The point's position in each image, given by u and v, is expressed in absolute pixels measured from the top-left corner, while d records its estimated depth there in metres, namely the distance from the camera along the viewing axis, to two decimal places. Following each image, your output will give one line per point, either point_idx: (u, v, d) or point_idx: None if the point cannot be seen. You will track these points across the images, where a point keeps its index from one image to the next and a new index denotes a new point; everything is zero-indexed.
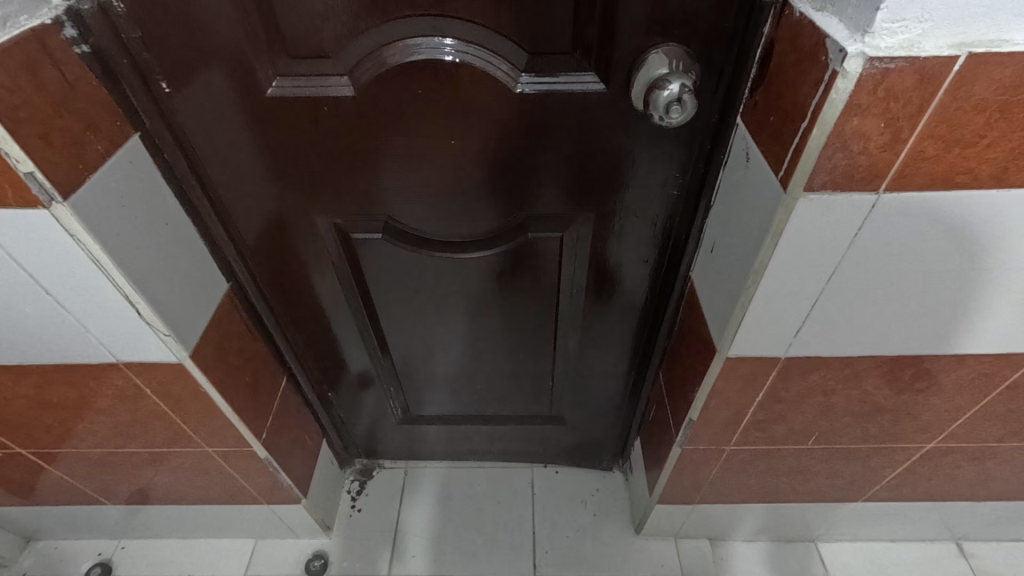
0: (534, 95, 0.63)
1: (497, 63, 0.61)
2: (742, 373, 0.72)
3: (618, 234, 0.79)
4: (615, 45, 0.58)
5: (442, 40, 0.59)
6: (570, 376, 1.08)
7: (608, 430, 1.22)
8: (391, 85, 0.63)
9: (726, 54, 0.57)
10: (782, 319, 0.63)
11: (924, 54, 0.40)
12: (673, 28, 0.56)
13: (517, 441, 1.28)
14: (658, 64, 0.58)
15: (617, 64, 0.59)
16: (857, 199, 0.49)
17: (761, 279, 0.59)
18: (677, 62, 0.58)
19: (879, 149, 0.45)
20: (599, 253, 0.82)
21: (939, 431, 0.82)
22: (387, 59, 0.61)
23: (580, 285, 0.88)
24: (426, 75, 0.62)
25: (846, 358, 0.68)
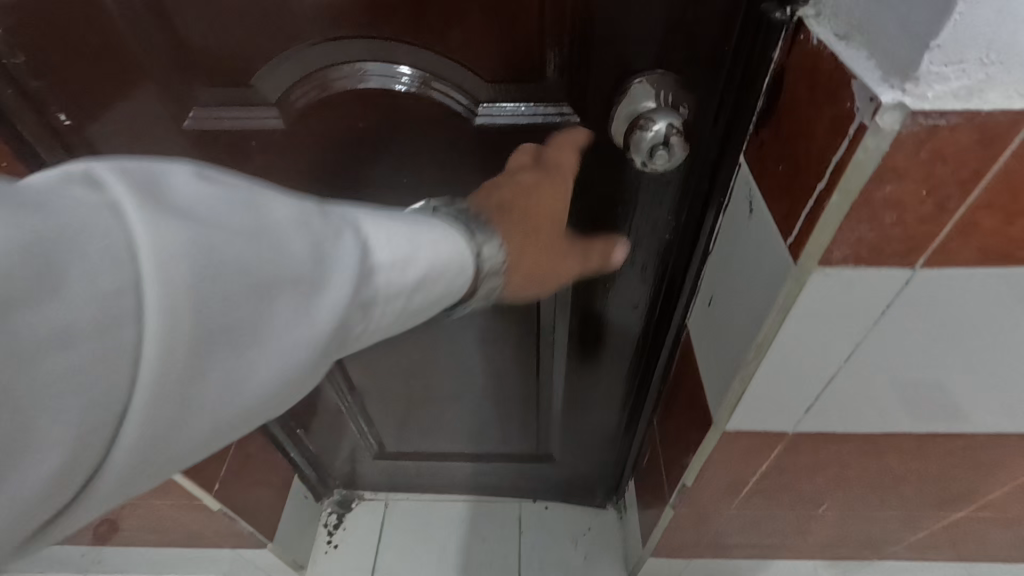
0: (497, 128, 0.53)
1: (451, 92, 0.51)
2: (743, 445, 0.62)
3: (604, 276, 0.69)
4: (592, 73, 0.48)
5: (382, 66, 0.49)
6: (557, 416, 0.99)
7: (601, 469, 1.13)
8: (327, 115, 0.53)
9: (725, 83, 0.47)
10: (790, 395, 0.53)
11: (986, 108, 0.29)
12: (660, 51, 0.46)
13: (504, 477, 1.20)
14: (646, 97, 0.48)
15: (593, 92, 0.49)
16: (886, 275, 0.39)
17: (763, 356, 0.49)
18: (666, 93, 0.48)
19: (918, 220, 0.35)
20: (584, 294, 0.72)
21: (971, 502, 0.72)
22: (319, 87, 0.51)
23: (563, 327, 0.78)
24: (368, 104, 0.52)
25: (866, 434, 0.58)
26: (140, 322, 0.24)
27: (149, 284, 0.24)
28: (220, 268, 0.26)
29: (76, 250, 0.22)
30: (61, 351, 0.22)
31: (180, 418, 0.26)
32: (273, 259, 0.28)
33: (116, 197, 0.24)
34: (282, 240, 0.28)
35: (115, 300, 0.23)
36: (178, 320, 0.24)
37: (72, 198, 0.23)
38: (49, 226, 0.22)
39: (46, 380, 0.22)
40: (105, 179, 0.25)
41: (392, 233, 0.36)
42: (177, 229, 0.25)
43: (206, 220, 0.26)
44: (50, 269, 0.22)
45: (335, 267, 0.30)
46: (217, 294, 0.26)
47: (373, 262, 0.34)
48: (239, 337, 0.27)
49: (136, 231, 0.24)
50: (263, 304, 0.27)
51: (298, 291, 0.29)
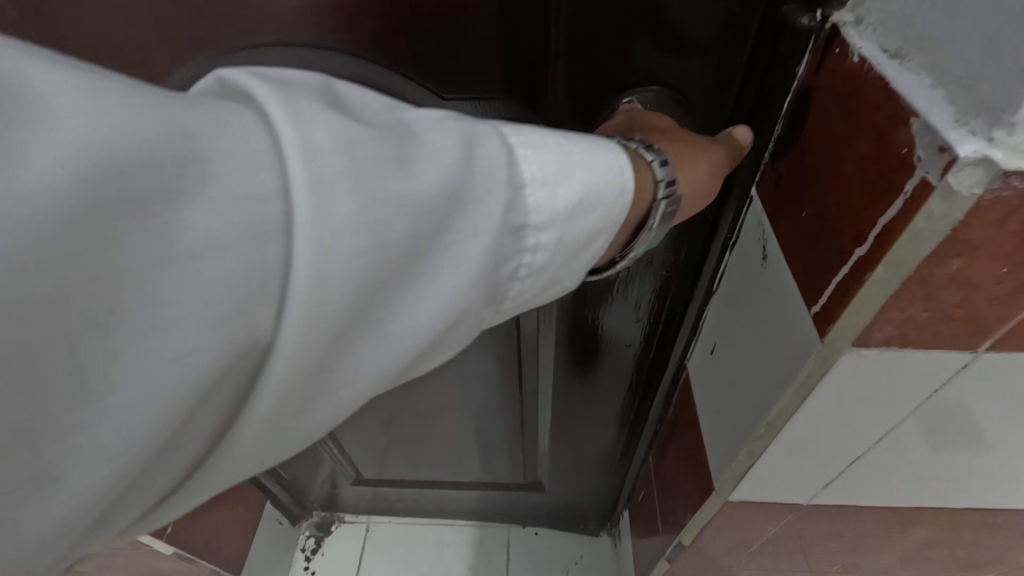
0: None
1: None
2: (749, 513, 0.54)
3: (593, 310, 0.61)
4: (572, 88, 0.39)
5: None
6: (545, 447, 0.91)
7: (593, 498, 1.06)
8: None
9: (734, 102, 0.38)
10: (807, 471, 0.45)
11: None
12: (655, 62, 0.37)
13: (491, 502, 1.13)
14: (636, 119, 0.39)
15: (573, 110, 0.40)
16: (938, 359, 0.31)
17: (777, 433, 0.40)
18: (663, 114, 0.39)
19: (989, 301, 0.27)
20: (570, 329, 0.64)
21: (1002, 563, 0.64)
22: None
23: (548, 361, 0.70)
24: None
25: (891, 506, 0.50)
26: (285, 248, 0.18)
27: (298, 203, 0.18)
28: (367, 193, 0.19)
29: (217, 151, 0.17)
30: (210, 258, 0.17)
31: (333, 360, 0.20)
32: (420, 182, 0.20)
33: (269, 108, 0.19)
34: (434, 152, 0.22)
35: (259, 222, 0.18)
36: (330, 240, 0.18)
37: (226, 112, 0.19)
38: (197, 128, 0.17)
39: (181, 308, 0.17)
40: (251, 88, 0.20)
41: (560, 154, 0.25)
42: (324, 139, 0.19)
43: (358, 139, 0.20)
44: (186, 185, 0.17)
45: (488, 187, 0.22)
46: (381, 211, 0.19)
47: (533, 194, 0.24)
48: (387, 279, 0.20)
49: (282, 129, 0.19)
50: (412, 242, 0.21)
51: (469, 202, 0.22)
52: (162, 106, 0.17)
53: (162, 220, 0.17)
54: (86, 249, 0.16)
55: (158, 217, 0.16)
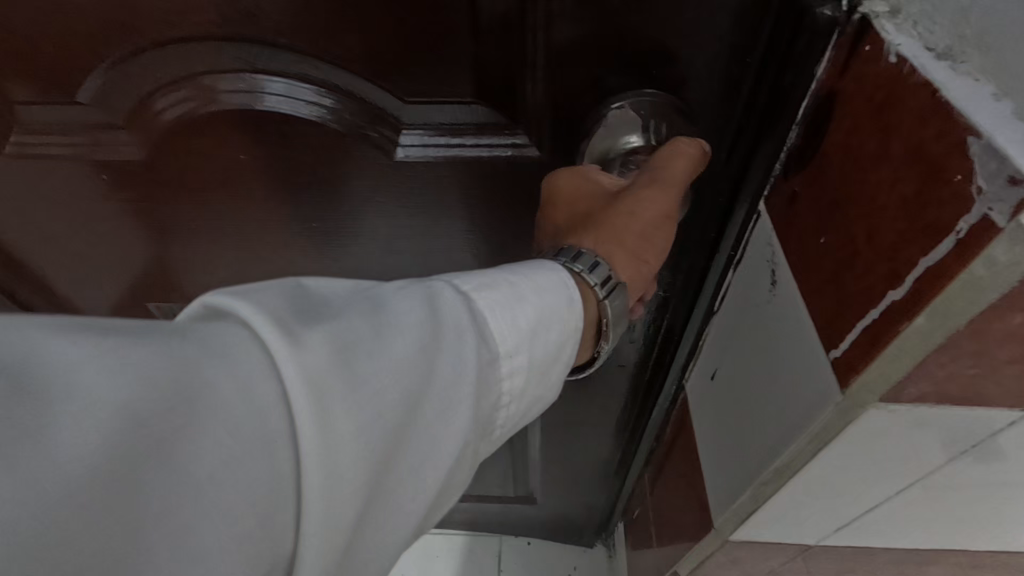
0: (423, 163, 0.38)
1: (354, 118, 0.36)
2: (751, 552, 0.49)
3: None
4: (553, 92, 0.34)
5: (255, 83, 0.35)
6: (537, 463, 0.87)
7: (589, 514, 1.01)
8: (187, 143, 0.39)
9: (744, 111, 0.33)
10: (817, 515, 0.41)
11: None
12: (651, 63, 0.32)
13: (482, 515, 1.09)
14: (627, 126, 0.35)
15: (556, 120, 0.35)
16: (980, 416, 0.26)
17: (785, 483, 0.36)
18: (656, 123, 0.34)
19: None
20: None
21: None
22: (170, 107, 0.37)
23: None
24: (242, 132, 0.38)
25: (907, 548, 0.46)
26: (298, 450, 0.18)
27: (298, 402, 0.18)
28: (353, 380, 0.19)
29: (219, 379, 0.17)
30: (231, 484, 0.17)
31: (366, 536, 0.21)
32: (401, 357, 0.21)
33: (247, 317, 0.19)
34: (413, 323, 0.22)
35: (270, 433, 0.17)
36: (345, 437, 0.19)
37: (213, 331, 0.18)
38: (189, 361, 0.17)
39: (215, 520, 0.16)
40: (230, 300, 0.19)
41: (512, 288, 0.26)
42: (318, 342, 0.19)
43: (337, 327, 0.20)
44: (197, 412, 0.17)
45: (468, 342, 0.23)
46: (382, 401, 0.20)
47: (498, 330, 0.25)
48: (394, 446, 0.20)
49: (276, 343, 0.18)
50: (407, 413, 0.21)
51: (455, 364, 0.22)
52: (158, 347, 0.17)
53: (181, 449, 0.16)
54: (131, 475, 0.15)
55: (169, 465, 0.16)
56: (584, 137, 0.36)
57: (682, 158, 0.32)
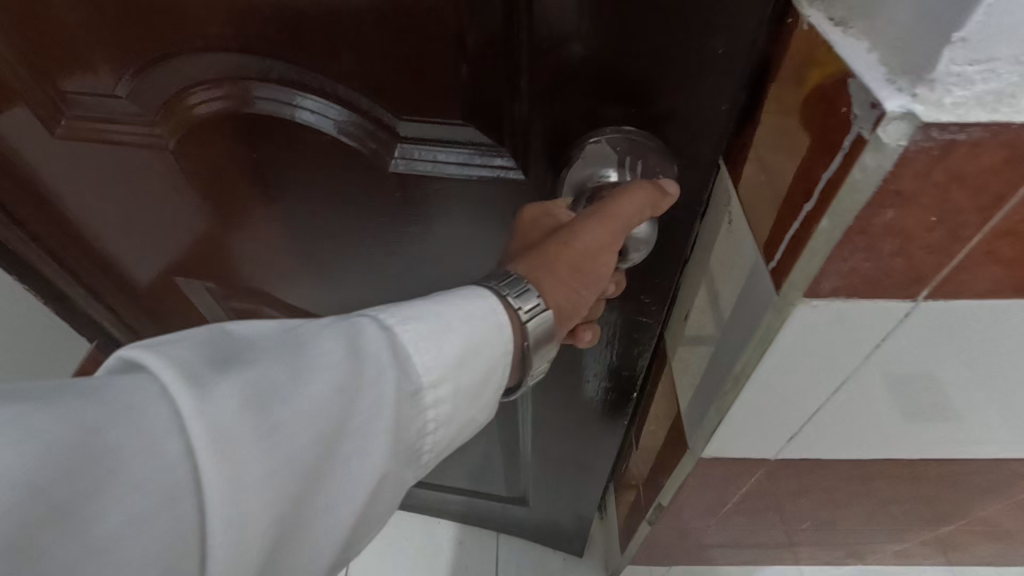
0: (425, 161, 0.45)
1: (366, 121, 0.43)
2: (722, 471, 0.57)
3: None
4: (539, 109, 0.40)
5: (287, 90, 0.42)
6: (528, 464, 0.90)
7: (575, 522, 1.03)
8: (226, 138, 0.46)
9: (702, 130, 0.39)
10: (773, 425, 0.48)
11: (1019, 121, 0.23)
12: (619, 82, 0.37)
13: (476, 510, 1.12)
14: (606, 164, 0.40)
15: (537, 133, 0.41)
16: (883, 307, 0.33)
17: (742, 388, 0.43)
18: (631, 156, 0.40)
19: (923, 250, 0.29)
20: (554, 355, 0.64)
21: (962, 517, 0.68)
22: (211, 103, 0.44)
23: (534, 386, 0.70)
24: (273, 130, 0.44)
25: (853, 460, 0.53)
26: (193, 509, 0.23)
27: (193, 456, 0.23)
28: (262, 424, 0.25)
29: (126, 443, 0.22)
30: (138, 522, 0.22)
31: (278, 547, 0.26)
32: (316, 399, 0.26)
33: (157, 371, 0.24)
34: (320, 363, 0.27)
35: (172, 480, 0.22)
36: (241, 478, 0.24)
37: (128, 386, 0.23)
38: (97, 424, 0.22)
39: (123, 554, 0.21)
40: (140, 353, 0.24)
41: (440, 318, 0.32)
42: (226, 395, 0.24)
43: (243, 379, 0.25)
44: (108, 470, 0.22)
45: (376, 375, 0.28)
46: (280, 438, 0.25)
47: (421, 363, 0.30)
48: (300, 481, 0.26)
49: (180, 398, 0.23)
50: (315, 447, 0.26)
51: (353, 401, 0.27)
52: (85, 406, 0.22)
53: (92, 505, 0.21)
54: (55, 520, 0.20)
55: (72, 516, 0.21)
56: (566, 166, 0.42)
57: (633, 197, 0.37)
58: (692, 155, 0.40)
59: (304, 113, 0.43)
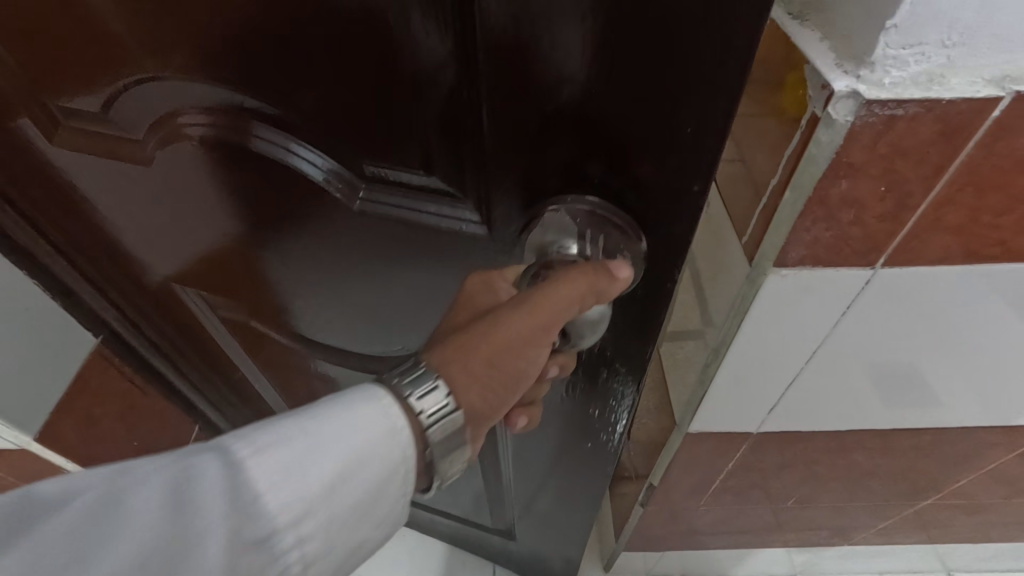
0: (384, 215, 0.41)
1: (335, 171, 0.39)
2: (708, 446, 0.59)
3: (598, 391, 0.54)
4: (518, 167, 0.35)
5: (274, 132, 0.38)
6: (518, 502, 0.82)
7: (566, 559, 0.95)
8: (204, 161, 0.44)
9: (693, 210, 0.35)
10: (753, 398, 0.51)
11: (948, 97, 0.26)
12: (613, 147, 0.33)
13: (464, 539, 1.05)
14: (567, 236, 0.37)
15: (511, 196, 0.37)
16: (845, 276, 0.37)
17: (722, 359, 0.46)
18: (589, 227, 0.36)
19: (876, 218, 0.32)
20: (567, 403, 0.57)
21: (937, 490, 0.71)
22: (188, 128, 0.41)
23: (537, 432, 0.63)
24: (248, 164, 0.42)
25: (830, 432, 0.56)
26: None
27: None
28: None
29: None
30: None
31: None
32: (133, 560, 0.25)
33: None
34: (137, 522, 0.26)
35: None
36: None
37: None
38: None
39: None
40: None
41: (297, 444, 0.30)
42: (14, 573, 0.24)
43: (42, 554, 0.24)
44: None
45: (205, 523, 0.27)
46: None
47: (271, 497, 0.29)
48: None
49: None
50: None
51: (178, 553, 0.26)
52: None
53: None
54: None
55: None
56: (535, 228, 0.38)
57: (567, 286, 0.35)
58: (670, 237, 0.36)
59: (286, 154, 0.39)
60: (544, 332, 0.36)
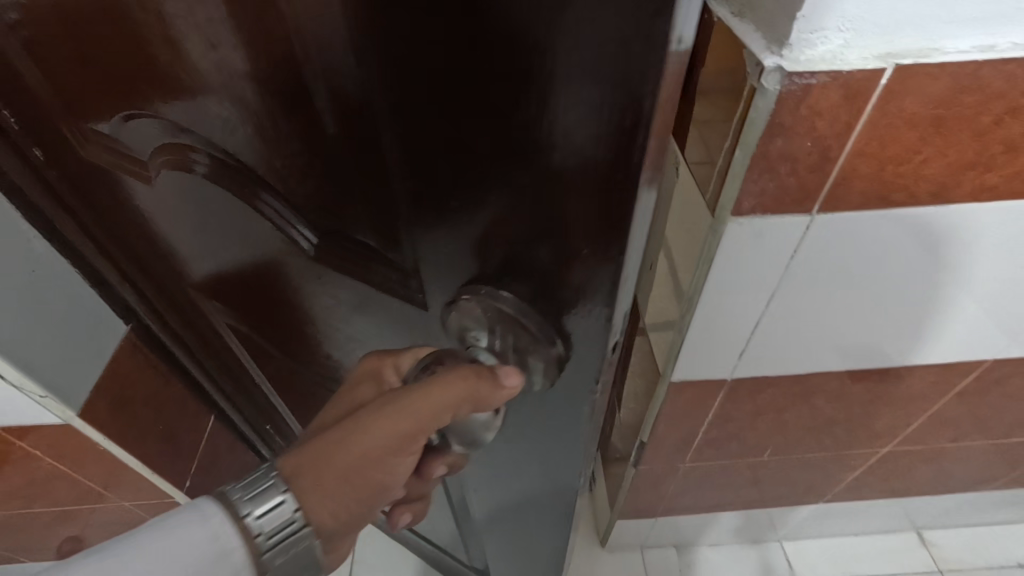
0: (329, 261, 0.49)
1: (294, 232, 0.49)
2: (688, 397, 0.67)
3: (541, 447, 0.55)
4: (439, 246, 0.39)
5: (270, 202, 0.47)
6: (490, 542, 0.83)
7: None
8: (201, 196, 0.51)
9: (575, 315, 0.39)
10: (724, 344, 0.59)
11: (848, 68, 0.35)
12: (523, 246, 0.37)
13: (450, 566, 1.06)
14: (478, 326, 0.42)
15: (432, 271, 0.42)
16: (789, 222, 0.45)
17: (695, 306, 0.54)
18: (493, 323, 0.41)
19: (807, 169, 0.41)
20: (517, 453, 0.59)
21: (893, 436, 0.80)
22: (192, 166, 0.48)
23: (495, 473, 0.65)
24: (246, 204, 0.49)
25: (793, 376, 0.65)
26: None
27: None
28: None
29: None
30: None
31: None
32: None
33: None
34: None
35: None
36: None
37: None
38: None
39: None
40: None
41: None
42: None
43: None
44: None
45: None
46: None
47: None
48: None
49: None
50: None
51: None
52: None
53: None
54: None
55: None
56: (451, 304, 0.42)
57: (443, 390, 0.41)
58: (565, 332, 0.41)
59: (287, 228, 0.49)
60: (417, 432, 0.43)
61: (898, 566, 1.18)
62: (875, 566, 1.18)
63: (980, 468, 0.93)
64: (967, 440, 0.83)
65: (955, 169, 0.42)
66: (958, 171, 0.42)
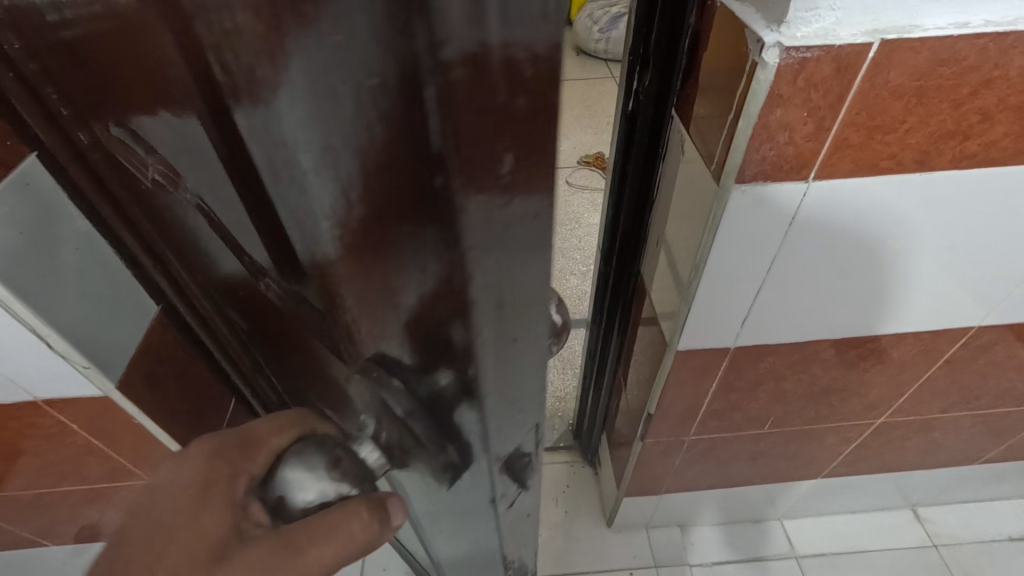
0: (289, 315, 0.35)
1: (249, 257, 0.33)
2: (694, 366, 0.71)
3: (453, 516, 0.52)
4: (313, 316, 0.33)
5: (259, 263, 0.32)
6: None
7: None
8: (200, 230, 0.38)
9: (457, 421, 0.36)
10: (728, 312, 0.63)
11: (839, 43, 0.39)
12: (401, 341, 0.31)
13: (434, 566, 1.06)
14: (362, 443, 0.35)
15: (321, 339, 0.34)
16: (788, 189, 0.49)
17: (701, 274, 0.58)
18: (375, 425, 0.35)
19: (804, 138, 0.45)
20: (435, 519, 0.55)
21: (887, 407, 0.84)
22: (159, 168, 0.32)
23: (425, 528, 0.62)
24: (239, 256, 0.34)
25: (792, 344, 0.69)
26: None
27: None
28: None
29: None
30: None
31: None
32: None
33: None
34: None
35: None
36: None
37: None
38: None
39: None
40: None
41: None
42: None
43: None
44: None
45: None
46: None
47: None
48: None
49: None
50: None
51: None
52: None
53: None
54: None
55: None
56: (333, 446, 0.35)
57: (323, 546, 0.35)
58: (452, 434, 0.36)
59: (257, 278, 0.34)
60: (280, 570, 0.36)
61: (894, 541, 1.22)
62: (872, 541, 1.23)
63: (970, 440, 0.98)
64: (957, 411, 0.88)
65: (937, 138, 0.46)
66: (939, 139, 0.46)
